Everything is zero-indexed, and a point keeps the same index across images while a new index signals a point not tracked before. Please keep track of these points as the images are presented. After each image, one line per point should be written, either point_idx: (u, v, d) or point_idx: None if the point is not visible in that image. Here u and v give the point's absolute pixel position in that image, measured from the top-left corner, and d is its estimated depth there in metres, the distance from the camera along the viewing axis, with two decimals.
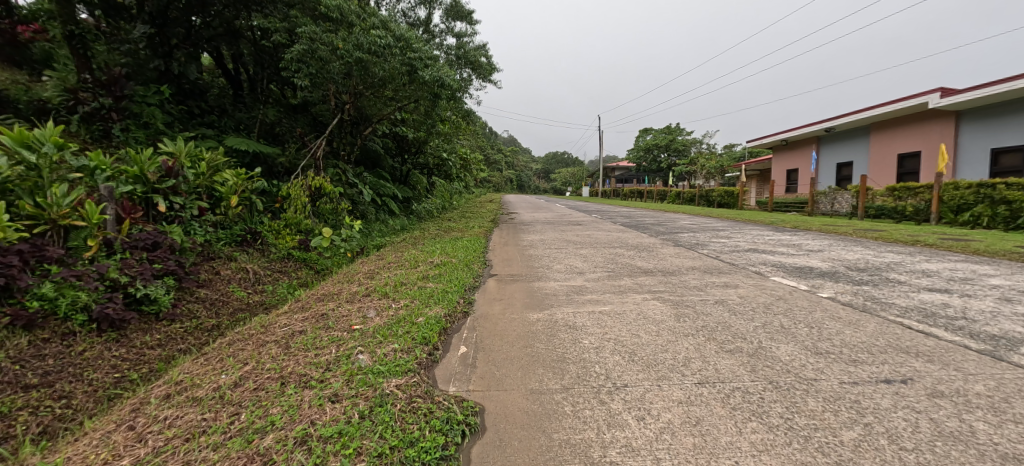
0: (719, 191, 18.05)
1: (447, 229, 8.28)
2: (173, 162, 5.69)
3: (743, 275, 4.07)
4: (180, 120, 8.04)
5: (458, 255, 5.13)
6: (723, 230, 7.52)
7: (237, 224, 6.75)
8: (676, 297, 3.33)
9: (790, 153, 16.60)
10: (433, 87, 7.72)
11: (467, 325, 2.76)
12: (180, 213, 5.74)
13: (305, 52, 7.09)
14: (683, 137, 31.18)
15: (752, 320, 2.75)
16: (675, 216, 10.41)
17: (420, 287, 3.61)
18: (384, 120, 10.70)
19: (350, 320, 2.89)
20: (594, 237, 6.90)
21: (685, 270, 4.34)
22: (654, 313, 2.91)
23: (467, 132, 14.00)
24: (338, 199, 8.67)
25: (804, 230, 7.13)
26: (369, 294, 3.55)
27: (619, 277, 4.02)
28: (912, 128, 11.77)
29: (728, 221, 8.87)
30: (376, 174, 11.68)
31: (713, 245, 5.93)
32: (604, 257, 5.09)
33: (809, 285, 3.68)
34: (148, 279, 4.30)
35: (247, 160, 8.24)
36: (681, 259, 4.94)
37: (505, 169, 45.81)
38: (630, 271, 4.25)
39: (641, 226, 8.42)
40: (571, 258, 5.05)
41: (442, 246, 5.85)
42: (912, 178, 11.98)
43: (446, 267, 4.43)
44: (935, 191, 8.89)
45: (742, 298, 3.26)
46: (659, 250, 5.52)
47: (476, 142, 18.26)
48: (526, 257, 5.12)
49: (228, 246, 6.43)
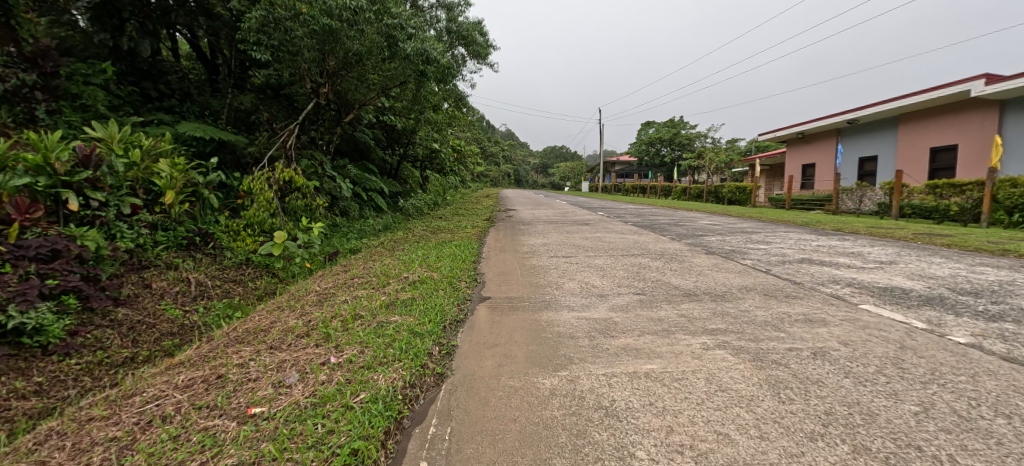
0: (729, 187, 17.00)
1: (435, 230, 7.22)
2: (91, 149, 4.60)
3: (822, 302, 3.03)
4: (130, 104, 6.93)
5: (442, 266, 4.07)
6: (755, 232, 6.47)
7: (182, 225, 5.67)
8: (751, 344, 2.26)
9: (805, 146, 15.58)
10: (417, 63, 6.70)
11: (441, 404, 1.71)
12: (101, 212, 4.65)
13: (266, 20, 5.99)
14: (688, 131, 30.05)
15: (899, 400, 1.70)
16: (691, 214, 9.32)
17: (379, 323, 2.53)
18: (368, 107, 9.62)
19: (255, 390, 1.83)
20: (607, 241, 5.84)
21: (740, 292, 3.27)
22: (734, 381, 1.85)
23: (460, 121, 12.85)
24: (312, 194, 7.59)
25: (851, 233, 6.10)
26: (305, 334, 2.48)
27: (656, 305, 2.96)
28: (949, 119, 10.77)
29: (755, 221, 7.85)
30: (360, 167, 10.55)
31: (754, 253, 4.87)
32: (626, 270, 4.05)
33: (924, 320, 2.65)
34: (31, 303, 3.15)
35: (206, 150, 7.12)
36: (725, 273, 3.90)
37: (502, 164, 44.43)
38: (667, 295, 3.18)
39: (657, 227, 7.37)
40: (585, 272, 3.97)
41: (424, 253, 4.77)
42: (946, 174, 11.00)
43: (424, 286, 3.36)
44: (988, 189, 7.86)
45: (851, 349, 2.21)
46: (691, 261, 4.46)
47: (470, 133, 17.07)
48: (528, 271, 4.05)
49: (170, 252, 5.35)
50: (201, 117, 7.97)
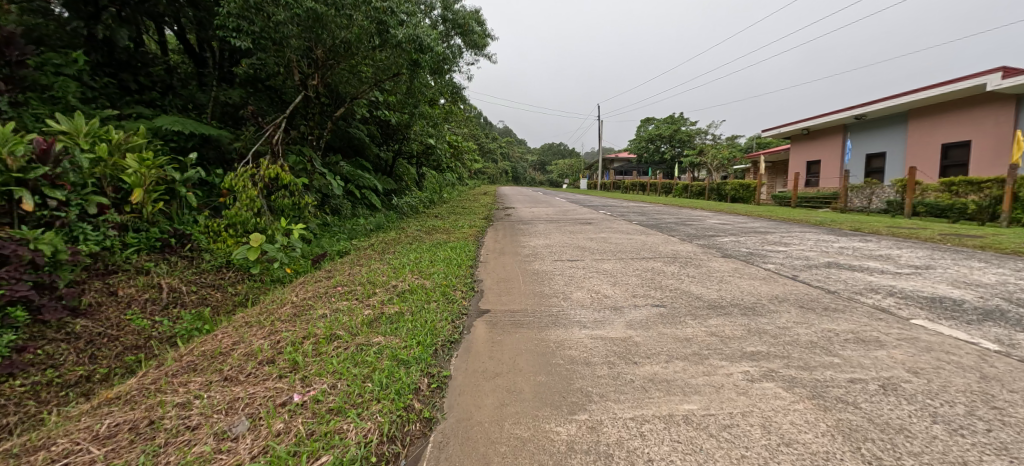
0: (732, 184, 16.65)
1: (429, 230, 6.81)
2: (50, 142, 4.17)
3: (869, 317, 2.65)
4: (107, 97, 6.49)
5: (435, 272, 3.67)
6: (770, 232, 6.10)
7: (155, 226, 5.26)
8: (805, 374, 1.89)
9: (810, 143, 15.24)
10: (410, 51, 6.32)
11: (429, 464, 1.33)
12: (61, 213, 4.22)
13: (246, 4, 5.56)
14: (688, 127, 29.68)
15: (1016, 458, 1.31)
16: (698, 212, 8.94)
17: (358, 347, 2.13)
18: (360, 101, 9.19)
19: (188, 443, 1.45)
20: (614, 242, 5.46)
21: (770, 304, 2.90)
22: (795, 429, 1.47)
23: (456, 116, 12.41)
24: (300, 192, 7.17)
25: (872, 233, 5.73)
26: (270, 360, 2.08)
27: (680, 320, 2.58)
28: (963, 114, 10.44)
29: (766, 220, 7.50)
30: (353, 163, 10.12)
31: (774, 256, 4.50)
32: (640, 276, 3.67)
33: (995, 340, 2.28)
34: None
35: (187, 145, 6.69)
36: (749, 281, 3.52)
37: (500, 160, 44.00)
38: (690, 308, 2.81)
39: (664, 226, 7.00)
40: (594, 279, 3.58)
41: (417, 257, 4.38)
42: (958, 171, 10.68)
43: (413, 297, 2.97)
44: (1009, 187, 7.50)
45: (925, 381, 1.83)
46: (709, 265, 4.07)
47: (467, 130, 16.64)
48: (531, 277, 3.67)
49: (141, 255, 4.94)
50: (184, 111, 7.53)
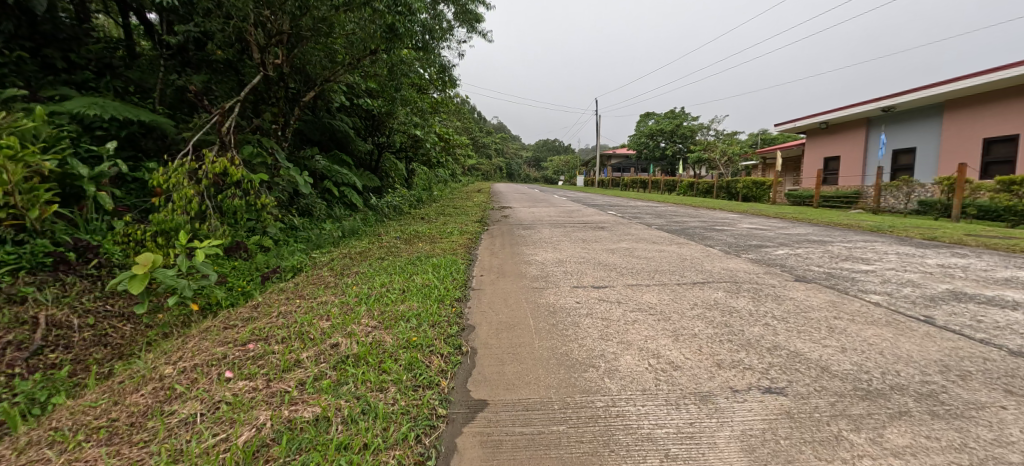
0: (744, 182, 15.55)
1: (413, 237, 5.63)
2: None
3: None
4: (27, 75, 4.80)
5: (405, 313, 2.48)
6: (829, 242, 4.98)
7: (45, 236, 3.37)
8: None
9: (828, 138, 14.22)
10: (384, 12, 5.36)
11: None
12: None
13: None
14: (690, 123, 28.61)
15: None
16: (723, 215, 7.82)
17: None
18: (335, 85, 7.94)
19: None
20: (643, 256, 4.27)
21: (957, 388, 1.73)
22: None
23: (448, 105, 11.19)
24: (257, 190, 5.92)
25: (959, 245, 4.65)
26: None
27: (836, 436, 1.41)
28: (1010, 106, 9.40)
29: (808, 225, 6.41)
30: (330, 158, 8.83)
31: (867, 280, 3.36)
32: (706, 319, 2.49)
33: None
34: None
35: (120, 135, 5.32)
36: (874, 329, 2.36)
37: (494, 156, 42.61)
38: (834, 398, 1.64)
39: (693, 232, 5.87)
40: (641, 324, 2.42)
41: (386, 282, 3.18)
42: (1002, 168, 9.72)
43: (356, 373, 1.76)
44: None
45: None
46: (792, 297, 2.92)
47: (460, 122, 15.37)
48: (548, 320, 2.49)
49: (18, 277, 3.03)
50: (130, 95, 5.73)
